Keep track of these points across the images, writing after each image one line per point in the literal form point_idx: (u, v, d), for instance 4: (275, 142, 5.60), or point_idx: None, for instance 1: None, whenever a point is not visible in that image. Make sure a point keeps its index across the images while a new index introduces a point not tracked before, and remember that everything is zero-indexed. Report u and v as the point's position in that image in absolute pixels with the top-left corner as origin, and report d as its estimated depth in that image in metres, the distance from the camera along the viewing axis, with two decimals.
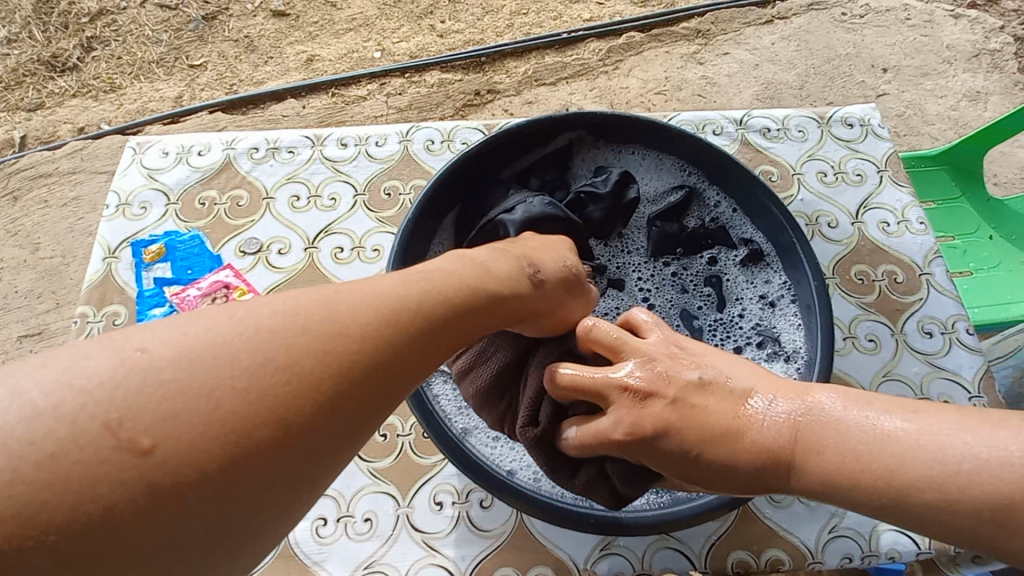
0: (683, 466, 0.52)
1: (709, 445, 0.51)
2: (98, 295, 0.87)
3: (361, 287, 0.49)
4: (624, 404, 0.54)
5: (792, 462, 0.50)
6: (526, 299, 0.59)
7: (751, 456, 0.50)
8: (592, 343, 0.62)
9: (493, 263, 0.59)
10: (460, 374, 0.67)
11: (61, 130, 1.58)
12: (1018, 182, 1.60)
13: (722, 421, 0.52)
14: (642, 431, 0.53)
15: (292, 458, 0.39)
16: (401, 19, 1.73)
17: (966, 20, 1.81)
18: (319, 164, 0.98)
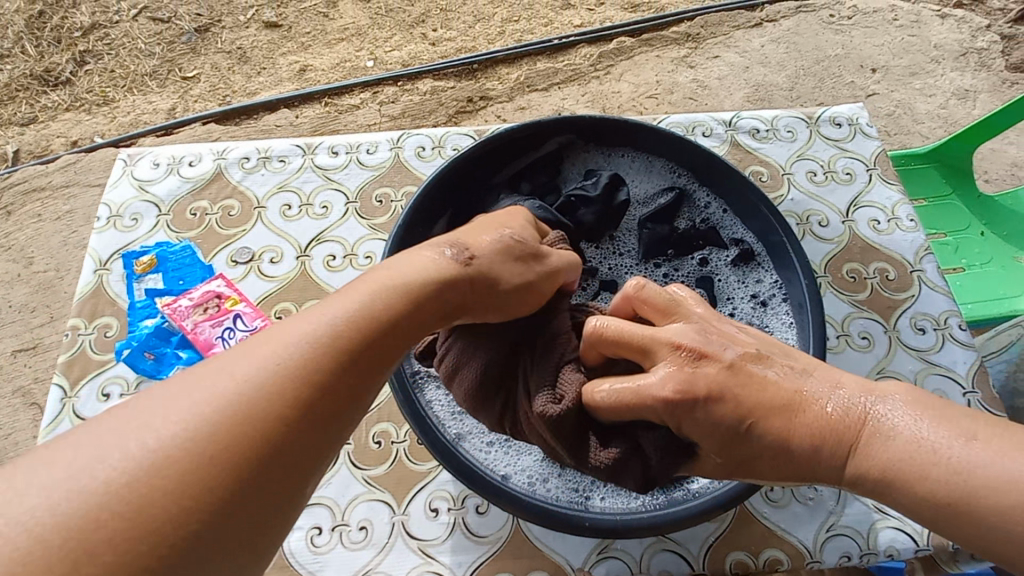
0: (736, 430, 0.52)
1: (766, 415, 0.51)
2: (90, 308, 0.87)
3: (346, 299, 0.50)
4: (677, 361, 0.55)
5: (857, 445, 0.49)
6: (454, 287, 0.55)
7: (810, 432, 0.50)
8: (641, 303, 0.63)
9: (400, 263, 0.55)
10: (446, 379, 0.64)
11: (54, 144, 1.58)
12: (1009, 178, 1.61)
13: (783, 393, 0.52)
14: (694, 390, 0.53)
15: (278, 466, 0.41)
16: (393, 28, 1.74)
17: (953, 20, 1.83)
18: (310, 172, 0.98)
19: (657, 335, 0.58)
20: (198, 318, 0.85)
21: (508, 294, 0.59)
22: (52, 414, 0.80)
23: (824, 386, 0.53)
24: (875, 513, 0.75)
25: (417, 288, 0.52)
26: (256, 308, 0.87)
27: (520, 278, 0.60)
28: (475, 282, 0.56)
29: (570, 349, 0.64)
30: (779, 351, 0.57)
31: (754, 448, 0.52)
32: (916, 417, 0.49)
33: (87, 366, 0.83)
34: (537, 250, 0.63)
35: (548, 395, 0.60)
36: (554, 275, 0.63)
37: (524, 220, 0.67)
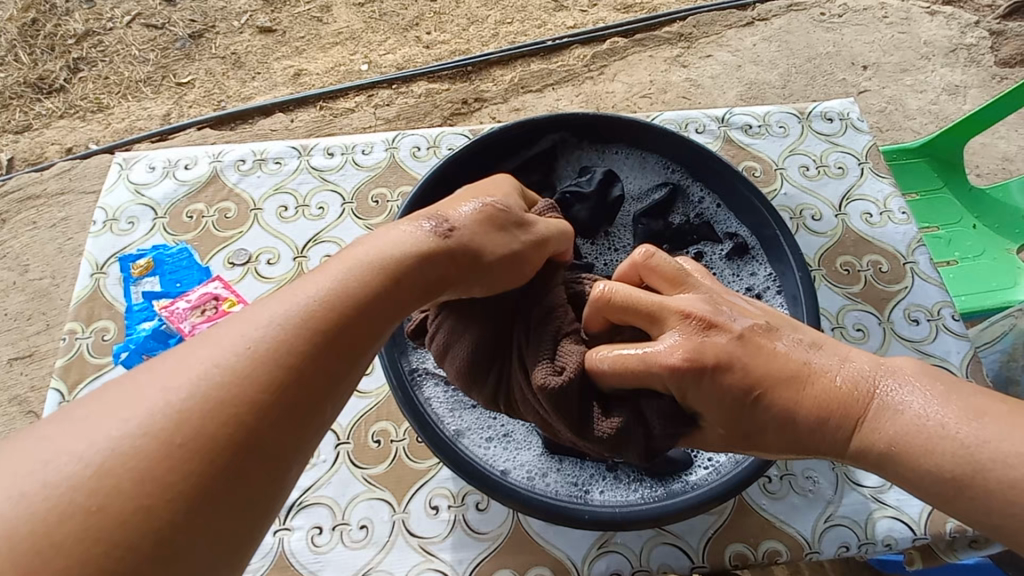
0: (742, 401, 0.52)
1: (774, 385, 0.52)
2: (86, 311, 0.87)
3: (331, 288, 0.49)
4: (686, 330, 0.55)
5: (864, 418, 0.50)
6: (433, 261, 0.54)
7: (816, 404, 0.51)
8: (649, 271, 0.63)
9: (379, 239, 0.55)
10: (437, 358, 0.64)
11: (49, 151, 1.58)
12: (1000, 172, 1.62)
13: (791, 364, 0.52)
14: (702, 359, 0.53)
15: (253, 458, 0.41)
16: (387, 31, 1.74)
17: (943, 16, 1.84)
18: (306, 174, 0.98)
19: (666, 304, 0.58)
20: (196, 320, 0.85)
21: (492, 266, 0.58)
22: None
23: (834, 360, 0.53)
24: (873, 502, 0.75)
25: (394, 265, 0.52)
26: None
27: (506, 249, 0.59)
28: (457, 255, 0.56)
29: (567, 323, 0.64)
30: (788, 324, 0.57)
31: (762, 417, 0.52)
32: (926, 395, 0.49)
33: (84, 369, 0.83)
34: (523, 219, 0.62)
35: (549, 367, 0.60)
36: (541, 244, 0.63)
37: (511, 188, 0.66)
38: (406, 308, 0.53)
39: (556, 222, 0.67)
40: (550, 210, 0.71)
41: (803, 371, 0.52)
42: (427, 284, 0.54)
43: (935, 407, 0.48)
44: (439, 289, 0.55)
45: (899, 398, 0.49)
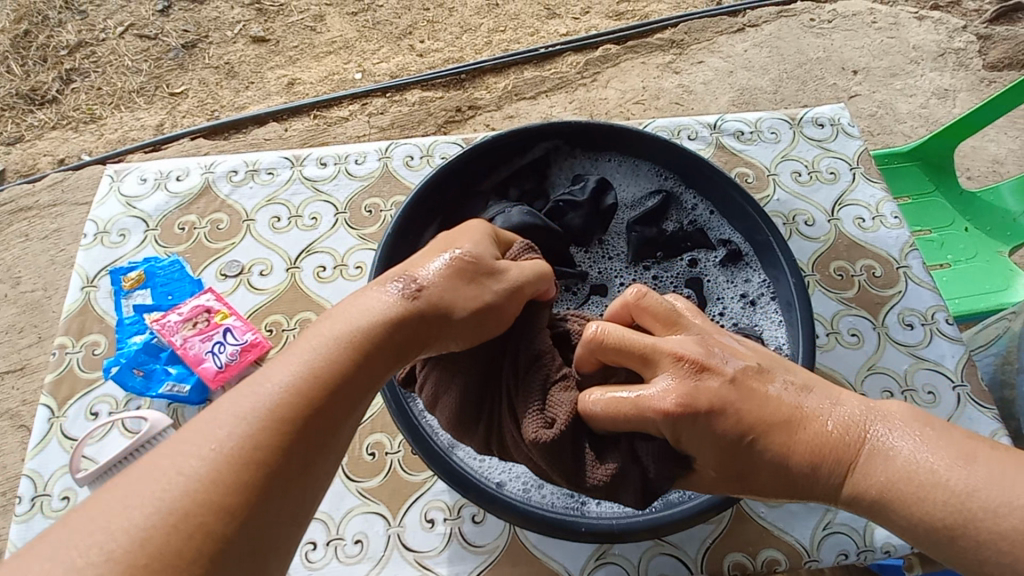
0: (734, 448, 0.51)
1: (766, 431, 0.51)
2: (77, 325, 0.87)
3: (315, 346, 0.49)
4: (678, 373, 0.53)
5: (855, 463, 0.49)
6: (401, 327, 0.52)
7: (810, 448, 0.50)
8: (643, 311, 0.60)
9: (347, 309, 0.52)
10: (428, 407, 0.63)
11: (41, 162, 1.57)
12: (991, 175, 1.64)
13: (784, 408, 0.51)
14: (696, 405, 0.51)
15: (256, 524, 0.42)
16: (380, 40, 1.75)
17: (931, 21, 1.86)
18: (299, 184, 0.98)
19: (658, 345, 0.56)
20: (188, 333, 0.83)
21: (464, 324, 0.55)
22: (39, 435, 0.79)
23: (826, 403, 0.52)
24: None
25: (362, 337, 0.50)
26: (247, 322, 0.85)
27: (482, 301, 0.56)
28: (428, 317, 0.53)
29: (556, 370, 0.62)
30: (780, 366, 0.56)
31: (756, 461, 0.51)
32: (915, 441, 0.50)
33: (75, 385, 0.82)
34: (493, 267, 0.58)
35: (540, 419, 0.58)
36: (516, 291, 0.58)
37: (481, 231, 0.62)
38: (380, 377, 0.51)
39: (534, 261, 0.62)
40: (529, 249, 0.65)
41: (800, 418, 0.51)
42: (401, 352, 0.52)
43: (924, 453, 0.49)
44: (414, 353, 0.53)
45: (888, 444, 0.49)
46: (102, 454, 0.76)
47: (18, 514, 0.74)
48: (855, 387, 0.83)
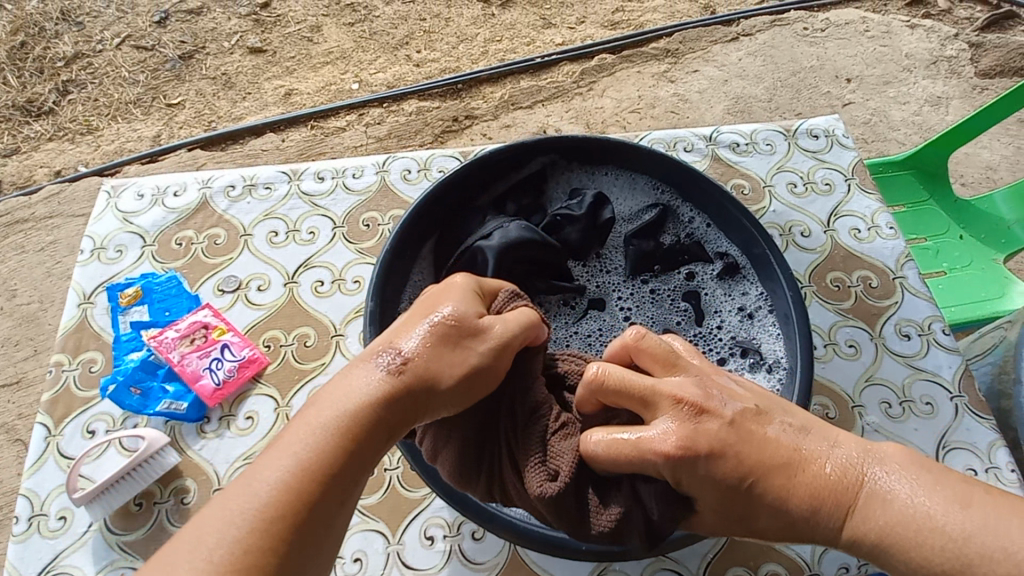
0: (734, 493, 0.52)
1: (766, 474, 0.51)
2: (74, 342, 0.86)
3: (310, 420, 0.50)
4: (678, 416, 0.54)
5: (854, 506, 0.50)
6: (389, 407, 0.51)
7: (809, 491, 0.50)
8: (642, 352, 0.60)
9: (333, 390, 0.52)
10: (430, 455, 0.61)
11: (37, 174, 1.56)
12: (984, 181, 1.65)
13: (783, 451, 0.52)
14: (695, 448, 0.52)
15: None
16: (377, 51, 1.76)
17: (923, 29, 1.88)
18: (297, 199, 0.98)
19: (658, 387, 0.56)
20: (185, 350, 0.84)
21: (452, 391, 0.54)
22: (35, 454, 0.78)
23: (823, 444, 0.53)
24: None
25: (350, 423, 0.50)
26: (244, 337, 0.86)
27: (470, 365, 0.55)
28: (413, 393, 0.53)
29: (554, 420, 0.60)
30: (778, 407, 0.56)
31: (757, 504, 0.52)
32: (913, 484, 0.50)
33: (71, 404, 0.82)
34: (477, 326, 0.56)
35: (544, 471, 0.57)
36: (503, 347, 0.57)
37: (463, 287, 0.61)
38: (374, 456, 0.51)
39: (520, 311, 0.60)
40: (515, 296, 0.64)
41: (800, 462, 0.51)
42: (387, 433, 0.52)
43: (921, 495, 0.49)
44: (407, 427, 0.53)
45: (886, 488, 0.50)
46: (98, 474, 0.76)
47: (16, 534, 0.73)
48: (853, 398, 0.83)
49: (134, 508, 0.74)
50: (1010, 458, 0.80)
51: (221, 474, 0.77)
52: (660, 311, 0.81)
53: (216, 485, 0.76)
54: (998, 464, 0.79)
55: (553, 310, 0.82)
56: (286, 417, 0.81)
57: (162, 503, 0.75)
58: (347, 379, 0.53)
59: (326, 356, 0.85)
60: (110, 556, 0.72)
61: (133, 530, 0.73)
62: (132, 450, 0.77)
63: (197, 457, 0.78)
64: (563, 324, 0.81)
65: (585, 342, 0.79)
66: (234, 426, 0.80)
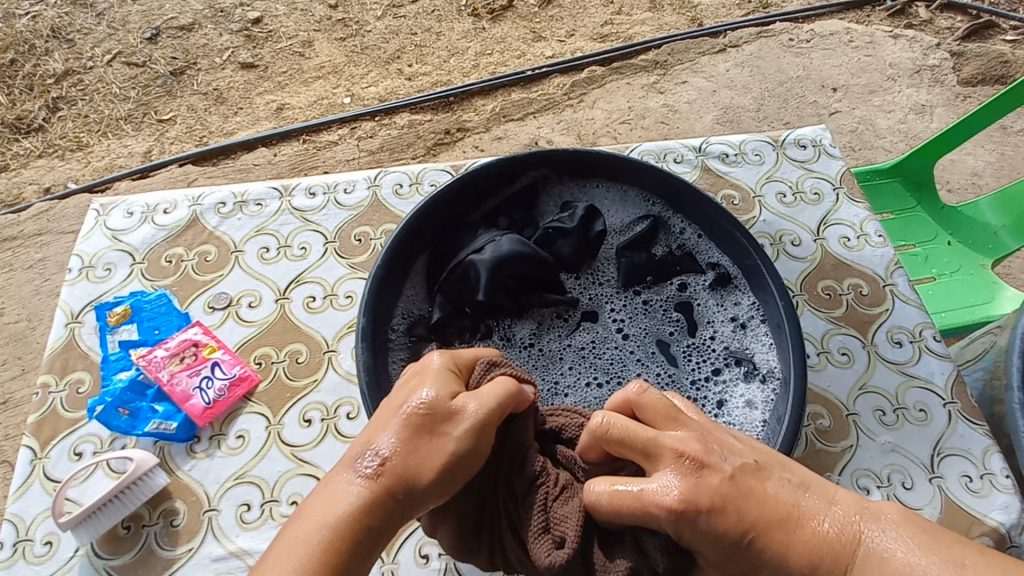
0: (736, 551, 0.51)
1: (766, 529, 0.51)
2: (61, 363, 0.85)
3: (296, 534, 0.50)
4: (679, 470, 0.54)
5: (852, 564, 0.50)
6: (371, 514, 0.51)
7: (808, 548, 0.50)
8: (642, 408, 0.60)
9: (314, 502, 0.52)
10: (431, 528, 0.63)
11: (26, 191, 1.55)
12: (970, 187, 1.67)
13: (782, 506, 0.52)
14: (698, 505, 0.51)
15: None
16: (369, 65, 1.77)
17: (906, 39, 1.91)
18: (287, 214, 0.98)
19: (659, 439, 0.56)
20: (175, 368, 0.83)
21: (433, 485, 0.54)
22: (21, 478, 0.77)
23: (822, 501, 0.53)
24: None
25: (332, 536, 0.50)
26: (236, 355, 0.85)
27: (449, 453, 0.54)
28: (394, 493, 0.52)
29: (554, 485, 0.61)
30: (777, 463, 0.56)
31: (758, 562, 0.51)
32: (909, 543, 0.50)
33: (58, 425, 0.80)
34: (450, 408, 0.56)
35: (549, 540, 0.57)
36: (481, 428, 0.56)
37: (438, 366, 0.61)
38: (361, 567, 0.50)
39: (497, 381, 0.60)
40: (491, 366, 0.63)
41: (799, 519, 0.52)
42: (371, 541, 0.51)
43: (918, 552, 0.50)
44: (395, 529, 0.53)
45: (885, 548, 0.50)
46: (86, 497, 0.74)
47: None
48: (847, 406, 0.83)
49: (122, 531, 0.73)
50: (1004, 464, 0.80)
51: (211, 494, 0.75)
52: (654, 323, 0.81)
53: (208, 506, 0.74)
54: (994, 470, 0.79)
55: (546, 323, 0.82)
56: (279, 436, 0.79)
57: (150, 525, 0.73)
58: (327, 491, 0.53)
59: (319, 372, 0.84)
60: None
61: (121, 554, 0.72)
62: (120, 471, 0.76)
63: (187, 477, 0.76)
64: (556, 336, 0.81)
65: (579, 354, 0.79)
66: (225, 446, 0.79)
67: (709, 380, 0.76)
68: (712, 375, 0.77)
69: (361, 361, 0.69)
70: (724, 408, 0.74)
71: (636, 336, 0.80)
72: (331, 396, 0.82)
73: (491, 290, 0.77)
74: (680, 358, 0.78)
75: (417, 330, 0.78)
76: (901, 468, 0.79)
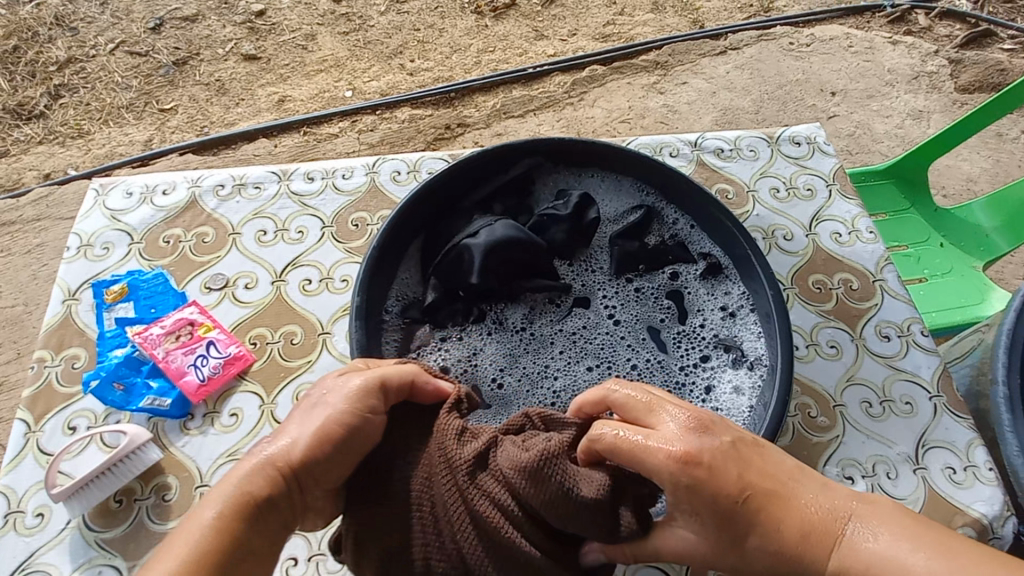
0: (727, 512, 0.50)
1: (762, 493, 0.50)
2: (56, 339, 0.86)
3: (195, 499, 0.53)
4: (684, 427, 0.52)
5: (841, 537, 0.49)
6: (254, 483, 0.53)
7: (799, 520, 0.50)
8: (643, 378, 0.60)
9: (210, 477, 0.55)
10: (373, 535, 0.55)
11: (26, 176, 1.56)
12: (965, 193, 1.69)
13: (777, 477, 0.51)
14: (698, 459, 0.50)
15: None
16: (371, 59, 1.78)
17: (905, 45, 1.93)
18: (286, 199, 0.99)
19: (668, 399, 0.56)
20: (171, 346, 0.83)
21: (315, 457, 0.54)
22: (15, 450, 0.77)
23: (822, 487, 0.53)
24: None
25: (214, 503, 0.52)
26: (231, 335, 0.86)
27: (336, 424, 0.55)
28: (278, 466, 0.54)
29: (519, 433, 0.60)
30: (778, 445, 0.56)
31: (747, 525, 0.50)
32: (912, 531, 0.50)
33: (52, 399, 0.81)
34: (332, 387, 0.58)
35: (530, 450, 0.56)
36: (364, 398, 0.57)
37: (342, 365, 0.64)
38: (247, 538, 0.51)
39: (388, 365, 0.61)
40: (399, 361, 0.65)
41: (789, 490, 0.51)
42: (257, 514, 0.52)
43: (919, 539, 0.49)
44: (300, 512, 0.55)
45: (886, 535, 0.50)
46: (78, 470, 0.74)
47: None
48: (834, 398, 0.85)
49: (114, 504, 0.73)
50: (988, 456, 0.81)
51: (204, 471, 0.76)
52: (644, 309, 0.82)
53: (200, 482, 0.75)
54: (978, 462, 0.80)
55: (538, 307, 0.83)
56: (272, 414, 0.80)
57: (142, 500, 0.74)
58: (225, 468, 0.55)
59: (313, 353, 0.85)
60: (88, 553, 0.71)
61: (112, 528, 0.72)
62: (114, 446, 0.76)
63: (180, 454, 0.77)
64: (548, 320, 0.82)
65: (569, 339, 0.80)
66: (218, 423, 0.79)
67: (697, 366, 0.78)
68: (700, 362, 0.78)
69: (354, 340, 0.70)
70: (711, 394, 0.75)
71: (627, 322, 0.81)
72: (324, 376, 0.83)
73: (485, 272, 0.78)
74: (669, 344, 0.79)
75: (411, 312, 0.79)
76: (885, 459, 0.80)
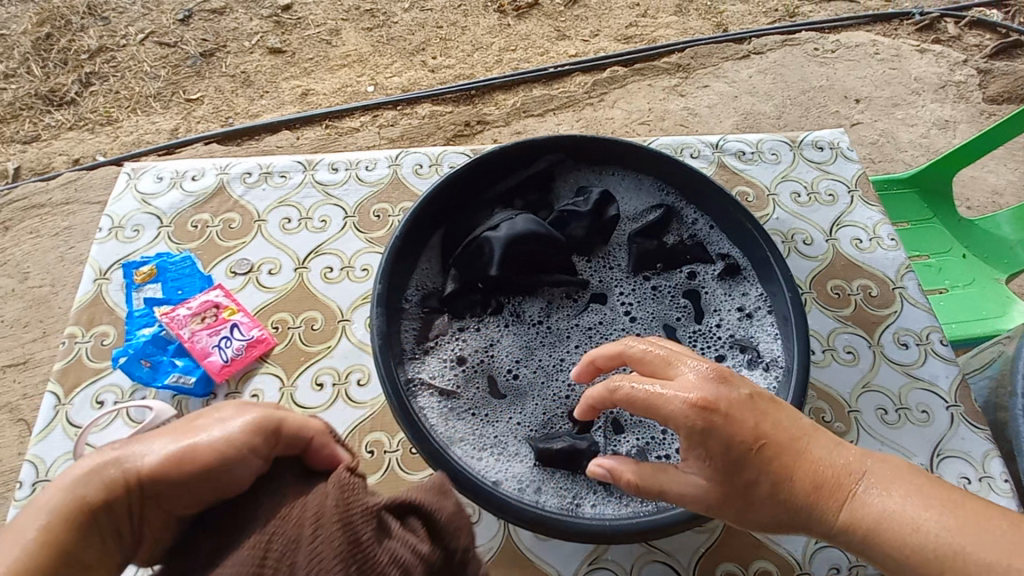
0: (743, 456, 0.50)
1: (776, 446, 0.50)
2: (87, 316, 0.89)
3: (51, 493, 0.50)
4: (702, 375, 0.52)
5: (855, 491, 0.50)
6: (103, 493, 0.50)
7: (812, 473, 0.50)
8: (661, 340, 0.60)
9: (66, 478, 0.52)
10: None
11: (56, 161, 1.60)
12: (990, 205, 1.66)
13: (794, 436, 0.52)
14: (716, 405, 0.50)
15: None
16: (394, 55, 1.80)
17: (932, 54, 1.90)
18: (310, 187, 1.01)
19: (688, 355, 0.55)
20: (196, 326, 0.86)
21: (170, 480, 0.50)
22: (44, 422, 0.80)
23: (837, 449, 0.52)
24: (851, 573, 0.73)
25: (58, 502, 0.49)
26: (254, 318, 0.88)
27: (205, 448, 0.51)
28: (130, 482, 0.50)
29: None
30: None
31: (758, 473, 0.50)
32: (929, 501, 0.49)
33: (81, 373, 0.84)
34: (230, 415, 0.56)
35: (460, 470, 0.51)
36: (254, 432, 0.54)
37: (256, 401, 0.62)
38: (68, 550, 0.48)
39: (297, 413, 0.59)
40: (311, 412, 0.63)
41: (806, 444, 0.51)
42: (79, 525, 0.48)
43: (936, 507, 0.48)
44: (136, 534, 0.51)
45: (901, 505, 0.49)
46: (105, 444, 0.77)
47: (19, 499, 0.75)
48: (849, 403, 0.84)
49: None
50: (1004, 469, 0.80)
51: None
52: (660, 307, 0.83)
53: None
54: (993, 474, 0.79)
55: (555, 302, 0.84)
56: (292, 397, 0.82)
57: None
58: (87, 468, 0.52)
59: (333, 340, 0.87)
60: None
61: None
62: (138, 421, 0.79)
63: None
64: (565, 315, 0.83)
65: (585, 334, 0.81)
66: None
67: None
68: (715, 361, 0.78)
69: (374, 325, 0.71)
70: None
71: (642, 319, 0.82)
72: (343, 361, 0.85)
73: (504, 264, 0.79)
74: (685, 341, 0.80)
75: (430, 302, 0.81)
76: None
